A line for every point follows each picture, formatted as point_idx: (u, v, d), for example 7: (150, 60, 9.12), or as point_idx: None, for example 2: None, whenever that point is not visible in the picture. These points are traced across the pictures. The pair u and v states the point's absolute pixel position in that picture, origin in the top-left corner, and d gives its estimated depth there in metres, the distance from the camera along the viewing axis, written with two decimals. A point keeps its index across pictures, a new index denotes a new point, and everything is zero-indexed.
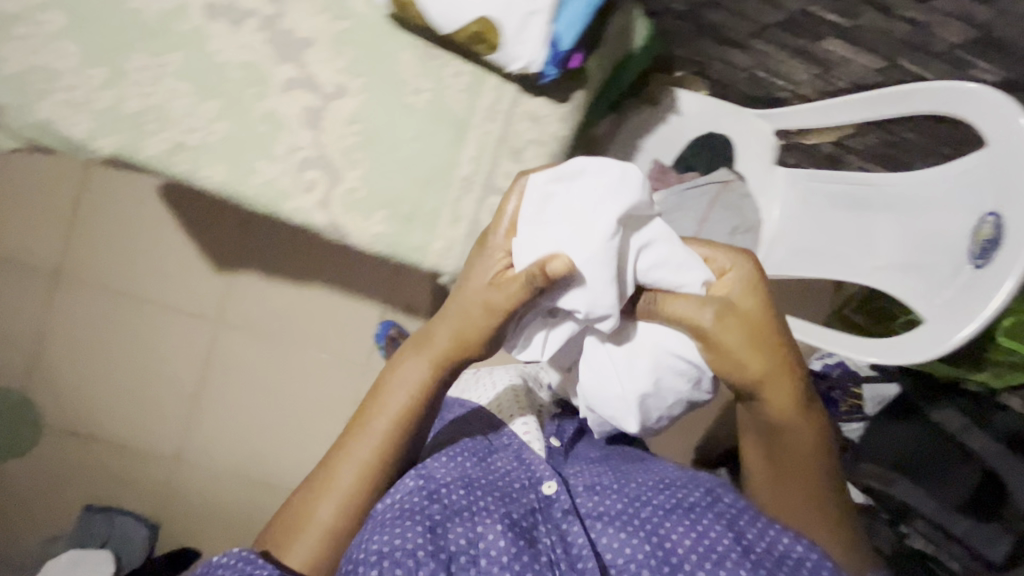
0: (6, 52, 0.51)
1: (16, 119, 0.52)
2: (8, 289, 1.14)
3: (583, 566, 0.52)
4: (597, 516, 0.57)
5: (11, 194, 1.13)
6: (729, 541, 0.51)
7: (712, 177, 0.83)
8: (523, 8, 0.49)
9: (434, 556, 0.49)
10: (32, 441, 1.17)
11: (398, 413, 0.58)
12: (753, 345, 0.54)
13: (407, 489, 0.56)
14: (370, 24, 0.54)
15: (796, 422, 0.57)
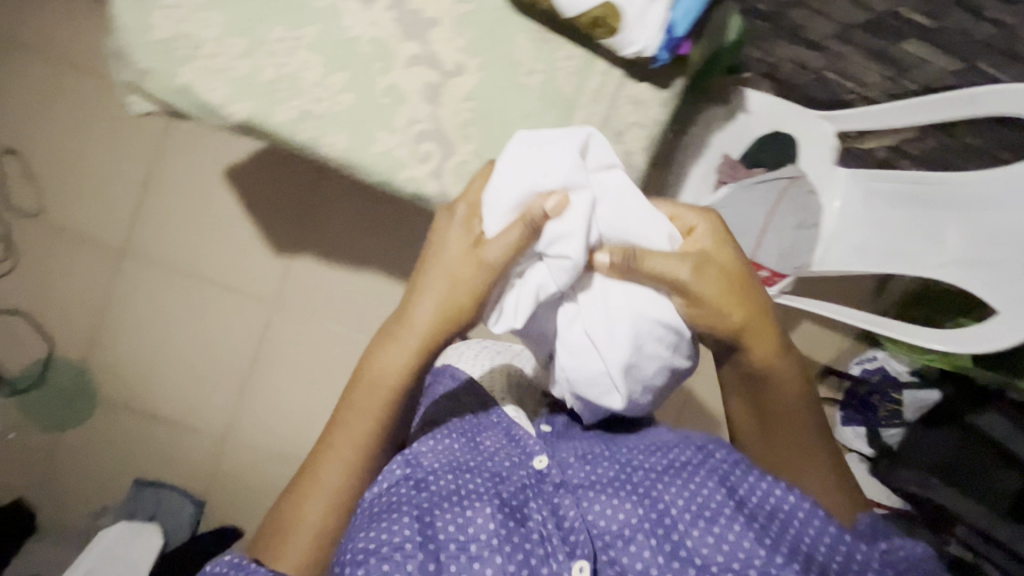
0: (156, 19, 0.55)
1: (158, 83, 0.56)
2: (75, 263, 1.17)
3: (577, 541, 0.54)
4: (589, 487, 0.57)
5: (81, 170, 1.16)
6: (722, 497, 0.52)
7: (779, 172, 0.85)
8: None
9: (421, 548, 0.50)
10: (87, 413, 1.20)
11: (381, 406, 0.59)
12: (729, 295, 0.57)
13: (394, 478, 0.57)
14: (490, 7, 0.58)
15: (775, 368, 0.61)
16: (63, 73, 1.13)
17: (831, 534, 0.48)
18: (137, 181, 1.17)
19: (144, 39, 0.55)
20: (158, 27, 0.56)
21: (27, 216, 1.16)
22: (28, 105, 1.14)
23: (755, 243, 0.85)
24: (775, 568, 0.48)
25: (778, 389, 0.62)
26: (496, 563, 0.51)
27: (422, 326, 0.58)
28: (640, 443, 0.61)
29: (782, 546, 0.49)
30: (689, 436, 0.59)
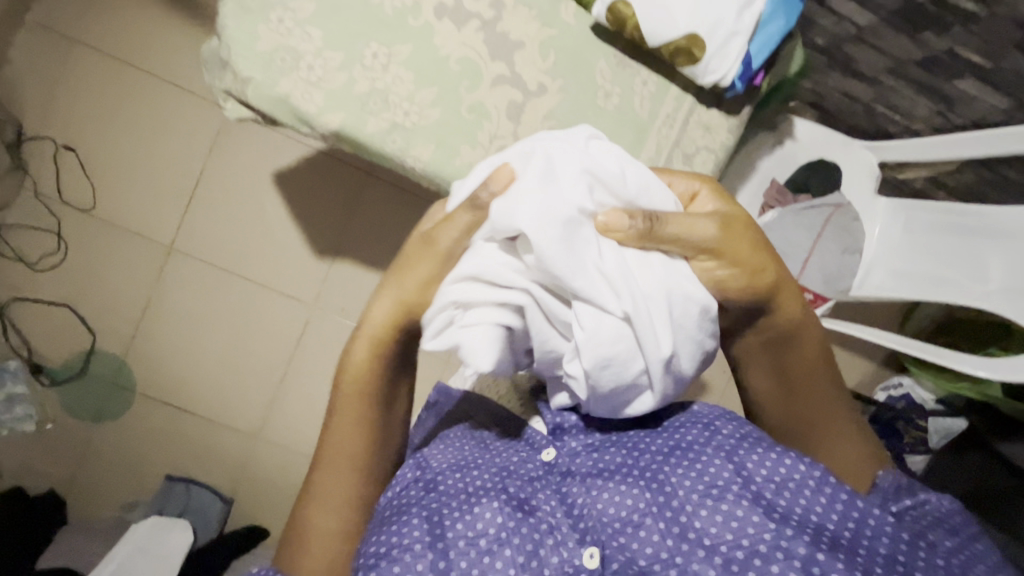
0: (262, 30, 0.58)
1: (257, 91, 0.59)
2: (122, 259, 1.20)
3: (587, 526, 0.54)
4: (597, 474, 0.56)
5: (133, 169, 1.18)
6: (729, 473, 0.52)
7: (826, 201, 0.89)
8: (729, 28, 0.57)
9: (431, 548, 0.52)
10: (124, 407, 1.21)
11: (356, 403, 0.59)
12: (755, 252, 0.52)
13: (405, 481, 0.60)
14: (573, 35, 0.63)
15: (805, 328, 0.59)
16: (120, 73, 1.16)
17: (840, 501, 0.50)
18: (186, 180, 1.19)
19: (248, 49, 0.58)
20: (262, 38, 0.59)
21: (77, 211, 1.18)
22: (83, 102, 1.16)
23: (801, 265, 0.91)
24: (785, 541, 0.48)
25: (798, 357, 0.60)
26: (506, 556, 0.52)
27: (379, 320, 0.57)
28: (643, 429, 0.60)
29: (795, 526, 0.49)
30: (696, 414, 0.59)
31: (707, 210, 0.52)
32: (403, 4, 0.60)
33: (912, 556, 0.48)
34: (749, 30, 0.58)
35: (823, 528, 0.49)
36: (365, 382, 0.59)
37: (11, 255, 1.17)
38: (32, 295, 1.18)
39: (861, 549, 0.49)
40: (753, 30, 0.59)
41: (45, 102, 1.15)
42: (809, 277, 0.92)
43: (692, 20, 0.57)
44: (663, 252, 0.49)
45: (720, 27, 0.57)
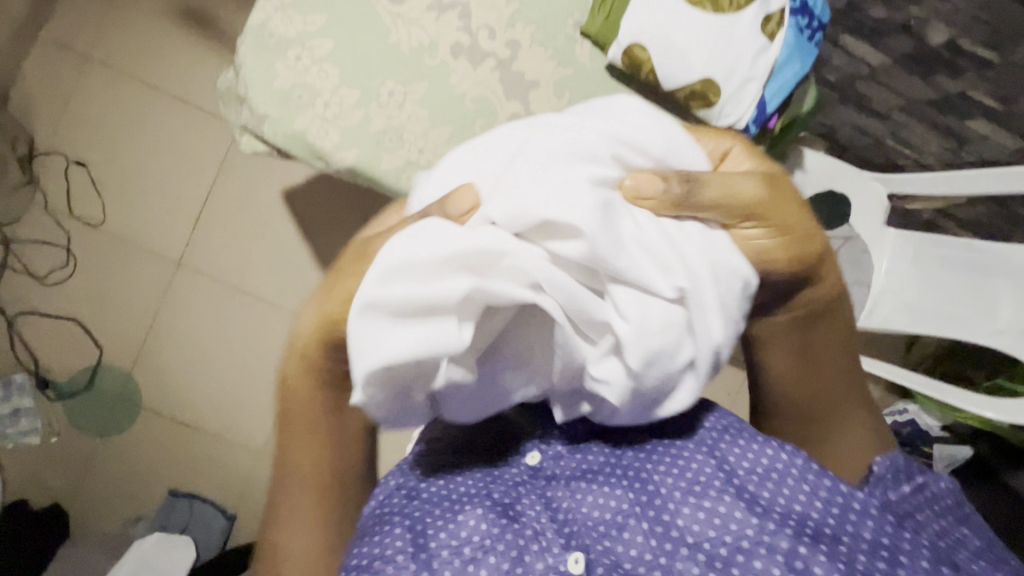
0: (280, 69, 0.60)
1: (274, 128, 0.60)
2: (130, 273, 1.20)
3: (573, 531, 0.51)
4: (580, 475, 0.54)
5: (142, 184, 1.19)
6: (711, 469, 0.51)
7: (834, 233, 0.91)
8: (744, 75, 0.59)
9: (413, 558, 0.50)
10: (128, 421, 1.21)
11: (305, 423, 0.53)
12: (796, 216, 0.47)
13: (388, 491, 0.56)
14: (586, 74, 0.63)
15: (831, 309, 0.53)
16: (133, 90, 1.17)
17: (824, 487, 0.49)
18: (196, 196, 1.20)
19: (270, 88, 0.59)
20: (283, 78, 0.60)
21: (86, 225, 1.19)
22: (96, 117, 1.17)
23: None
24: (768, 536, 0.47)
25: (824, 341, 0.54)
26: (490, 564, 0.49)
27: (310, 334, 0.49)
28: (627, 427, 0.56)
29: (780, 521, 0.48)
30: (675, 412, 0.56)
31: (745, 169, 0.47)
32: (420, 43, 0.61)
33: (897, 540, 0.47)
34: (765, 75, 0.60)
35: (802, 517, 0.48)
36: (309, 401, 0.52)
37: (20, 268, 1.17)
38: (41, 309, 1.19)
39: (844, 539, 0.48)
40: (769, 76, 0.60)
41: (58, 117, 1.16)
42: None
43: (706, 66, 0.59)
44: (698, 220, 0.44)
45: (735, 74, 0.59)
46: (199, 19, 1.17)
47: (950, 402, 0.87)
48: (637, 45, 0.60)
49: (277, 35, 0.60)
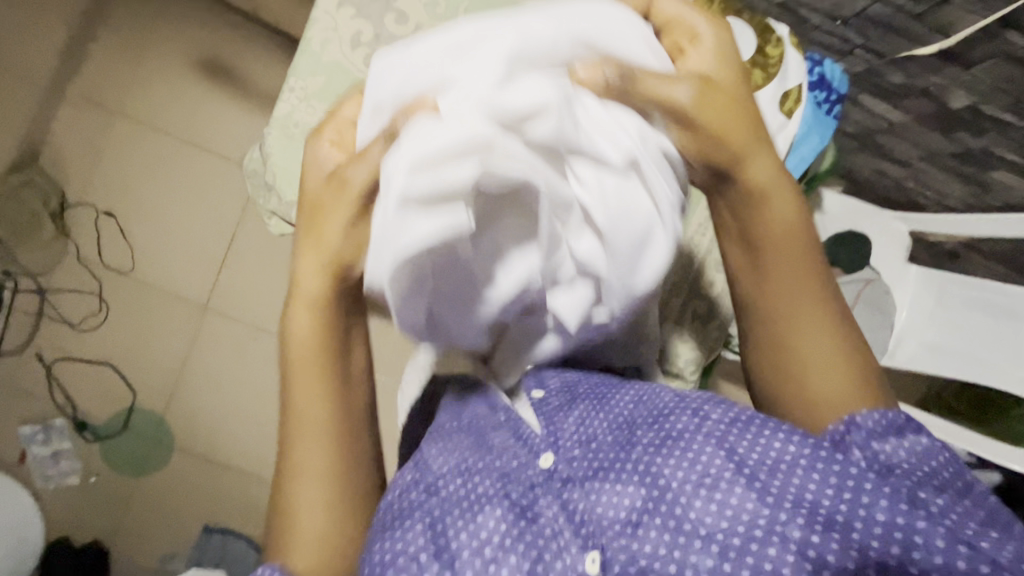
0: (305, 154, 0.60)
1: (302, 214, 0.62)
2: (158, 317, 1.24)
3: (590, 532, 0.44)
4: (591, 476, 0.46)
5: (168, 230, 1.22)
6: (721, 460, 0.42)
7: (857, 276, 0.90)
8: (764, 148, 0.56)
9: (435, 558, 0.46)
10: (163, 459, 1.25)
11: (317, 377, 0.50)
12: (732, 118, 0.45)
13: (404, 484, 0.52)
14: None
15: (787, 200, 0.47)
16: (158, 140, 1.21)
17: (834, 472, 0.39)
18: (219, 241, 1.23)
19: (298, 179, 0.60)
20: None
21: (116, 272, 1.22)
22: (123, 168, 1.21)
23: None
24: (780, 525, 0.39)
25: (769, 229, 0.47)
26: (512, 563, 0.44)
27: (317, 279, 0.48)
28: (644, 403, 0.49)
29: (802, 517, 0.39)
30: (683, 397, 0.48)
31: (692, 69, 0.46)
32: None
33: (914, 519, 0.37)
34: (786, 147, 0.56)
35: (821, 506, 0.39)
36: (326, 342, 0.50)
37: (56, 316, 1.22)
38: (76, 354, 1.23)
39: (858, 524, 0.38)
40: (791, 146, 0.57)
41: (87, 170, 1.20)
42: None
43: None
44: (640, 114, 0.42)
45: None
46: (220, 70, 1.21)
47: (983, 455, 0.86)
48: None
49: (303, 127, 0.60)
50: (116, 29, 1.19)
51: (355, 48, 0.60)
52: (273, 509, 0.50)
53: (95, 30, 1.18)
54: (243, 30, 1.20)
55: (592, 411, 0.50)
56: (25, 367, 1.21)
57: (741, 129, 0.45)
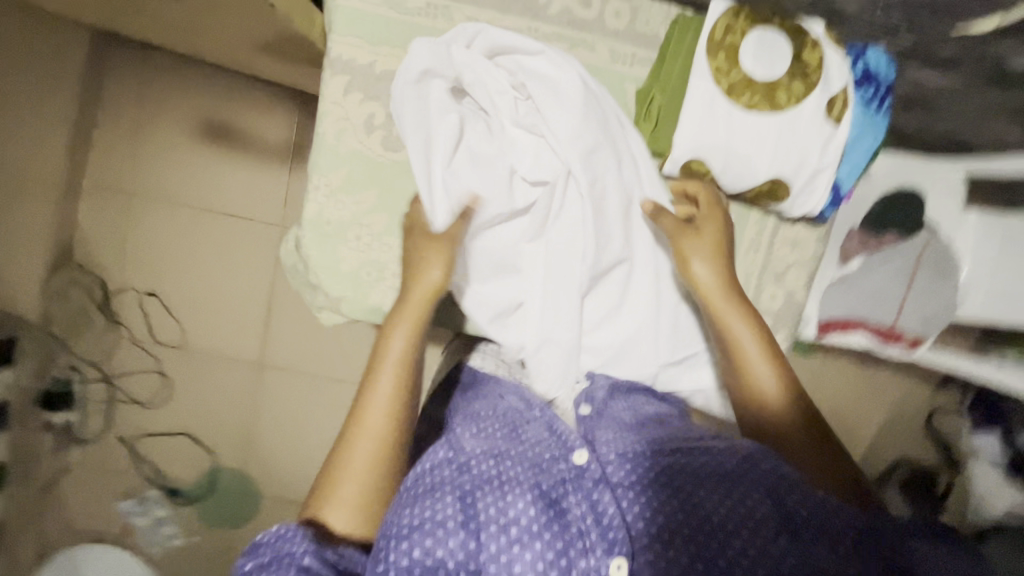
0: (343, 252, 0.76)
1: (350, 306, 0.77)
2: (219, 380, 1.28)
3: (615, 536, 0.56)
4: (631, 487, 0.60)
5: (207, 296, 1.25)
6: (766, 507, 0.56)
7: (911, 242, 0.87)
8: (813, 169, 0.69)
9: (464, 526, 0.56)
10: (255, 511, 1.31)
11: (399, 369, 0.65)
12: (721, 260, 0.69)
13: (436, 459, 0.62)
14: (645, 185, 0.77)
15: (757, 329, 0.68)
16: (182, 213, 1.22)
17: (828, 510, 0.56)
18: (259, 301, 1.25)
19: (338, 271, 0.76)
20: (346, 261, 0.76)
21: (170, 347, 1.26)
22: (154, 247, 1.23)
23: (896, 309, 0.88)
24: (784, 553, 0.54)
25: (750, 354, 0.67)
26: (535, 548, 0.55)
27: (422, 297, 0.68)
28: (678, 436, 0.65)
29: (791, 548, 0.54)
30: (737, 444, 0.63)
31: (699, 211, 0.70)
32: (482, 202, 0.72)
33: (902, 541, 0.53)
34: (834, 164, 0.70)
35: (812, 535, 0.55)
36: (409, 346, 0.67)
37: (126, 398, 1.27)
38: (152, 429, 1.29)
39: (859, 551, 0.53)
40: (839, 163, 0.70)
41: (121, 255, 1.23)
42: (906, 318, 0.89)
43: (773, 168, 0.69)
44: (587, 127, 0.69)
45: (805, 169, 0.69)
46: (226, 132, 1.20)
47: None
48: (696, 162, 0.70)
49: (333, 222, 0.75)
50: (117, 111, 1.19)
51: (370, 132, 0.75)
52: (331, 463, 0.63)
53: (95, 118, 1.18)
54: (236, 87, 1.18)
55: (641, 440, 0.64)
56: (108, 448, 1.28)
57: (724, 268, 0.69)
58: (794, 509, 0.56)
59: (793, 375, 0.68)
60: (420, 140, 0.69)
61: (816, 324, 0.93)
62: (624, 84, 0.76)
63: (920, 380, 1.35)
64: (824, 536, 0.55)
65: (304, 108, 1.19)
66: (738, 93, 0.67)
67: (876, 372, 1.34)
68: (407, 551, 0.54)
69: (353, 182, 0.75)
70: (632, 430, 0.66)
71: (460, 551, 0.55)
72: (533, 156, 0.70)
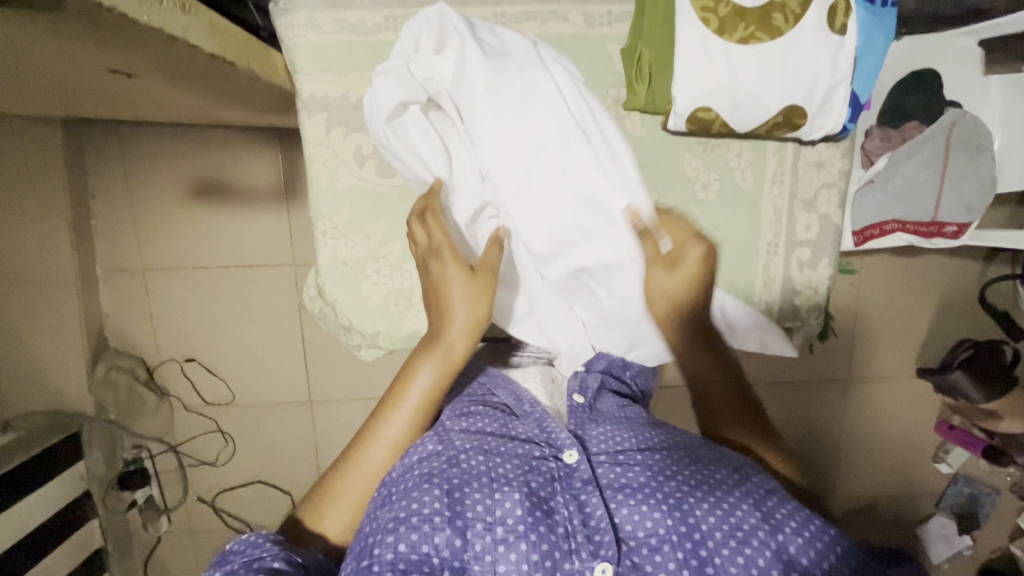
0: (368, 287, 0.79)
1: (389, 335, 0.81)
2: (279, 427, 1.31)
3: (601, 538, 0.60)
4: (617, 488, 0.64)
5: (241, 351, 1.26)
6: (754, 519, 0.59)
7: (939, 125, 0.81)
8: (829, 84, 0.64)
9: (450, 522, 0.59)
10: None
11: (422, 410, 0.71)
12: (694, 282, 0.71)
13: (426, 453, 0.66)
14: (647, 145, 0.76)
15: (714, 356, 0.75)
16: (198, 279, 1.22)
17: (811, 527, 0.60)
18: (295, 345, 1.27)
19: (367, 308, 0.79)
20: (372, 296, 0.79)
21: (224, 406, 1.29)
22: (180, 318, 1.24)
23: (934, 202, 0.84)
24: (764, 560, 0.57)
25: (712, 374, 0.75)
26: (522, 548, 0.58)
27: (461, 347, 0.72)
28: (670, 442, 0.70)
29: (775, 557, 0.57)
30: (724, 455, 0.68)
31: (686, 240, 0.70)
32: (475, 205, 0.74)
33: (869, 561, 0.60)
34: (850, 74, 0.64)
35: (797, 549, 0.58)
36: (431, 384, 0.71)
37: (195, 462, 1.31)
38: (229, 485, 1.33)
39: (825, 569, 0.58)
40: (854, 72, 0.65)
41: (153, 332, 1.24)
42: (946, 207, 0.85)
43: (785, 97, 0.64)
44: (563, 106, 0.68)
45: (818, 88, 0.64)
46: (216, 188, 1.18)
47: None
48: (701, 108, 0.66)
49: (350, 260, 0.77)
50: (107, 193, 1.17)
51: (361, 163, 0.76)
52: (331, 475, 0.69)
53: (90, 208, 1.18)
54: (214, 140, 1.15)
55: (628, 438, 0.69)
56: (195, 511, 1.34)
57: (695, 286, 0.71)
58: (782, 524, 0.60)
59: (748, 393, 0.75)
60: (411, 160, 0.73)
61: (853, 235, 0.88)
62: (607, 46, 0.74)
63: (966, 258, 1.30)
64: (809, 549, 0.58)
65: (284, 145, 1.16)
66: (731, 29, 0.62)
67: (921, 262, 1.30)
68: (393, 544, 0.58)
69: (358, 218, 0.77)
70: (621, 429, 0.71)
71: (446, 547, 0.58)
72: (502, 143, 0.69)
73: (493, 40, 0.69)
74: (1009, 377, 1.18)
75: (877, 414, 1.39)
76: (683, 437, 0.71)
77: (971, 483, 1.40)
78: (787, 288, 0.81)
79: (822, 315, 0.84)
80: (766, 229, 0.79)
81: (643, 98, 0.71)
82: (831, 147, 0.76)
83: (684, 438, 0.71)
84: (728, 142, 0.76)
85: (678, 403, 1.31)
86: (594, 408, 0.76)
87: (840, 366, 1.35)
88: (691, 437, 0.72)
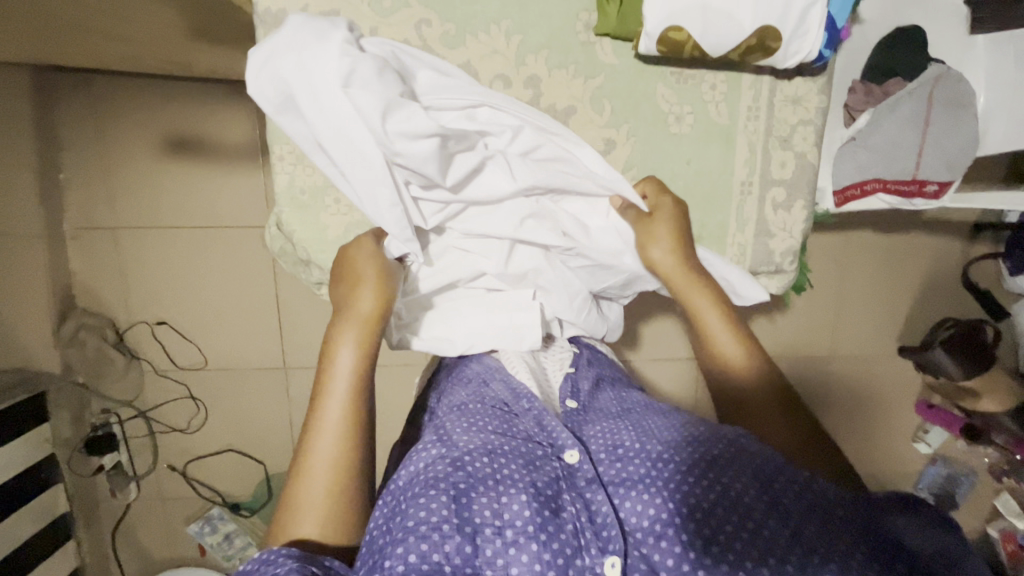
0: (327, 217, 0.77)
1: None
2: (252, 389, 1.28)
3: (608, 534, 0.56)
4: (619, 482, 0.60)
5: (211, 312, 1.23)
6: (756, 492, 0.55)
7: (923, 79, 0.83)
8: (807, 4, 0.64)
9: (459, 530, 0.54)
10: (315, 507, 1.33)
11: (349, 386, 0.66)
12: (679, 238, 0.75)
13: (430, 458, 0.61)
14: (620, 70, 0.75)
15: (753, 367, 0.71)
16: (168, 239, 1.19)
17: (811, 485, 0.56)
18: (270, 310, 1.24)
19: (327, 239, 0.77)
20: (332, 228, 0.78)
21: (194, 370, 1.26)
22: (148, 278, 1.21)
23: (916, 158, 0.84)
24: (769, 540, 0.52)
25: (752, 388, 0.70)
26: (532, 549, 0.54)
27: (370, 311, 0.69)
28: (668, 427, 0.66)
29: (780, 526, 0.53)
30: (723, 431, 0.65)
31: (662, 201, 0.76)
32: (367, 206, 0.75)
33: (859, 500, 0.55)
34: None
35: (802, 511, 0.54)
36: (352, 363, 0.66)
37: (165, 428, 1.29)
38: (199, 452, 1.31)
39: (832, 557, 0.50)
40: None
41: (121, 291, 1.21)
42: (928, 165, 0.85)
43: (758, 18, 0.64)
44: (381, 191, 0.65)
45: (794, 9, 0.64)
46: (185, 143, 1.14)
47: None
48: (674, 28, 0.65)
49: (308, 188, 0.76)
50: (76, 147, 1.14)
51: None
52: (291, 488, 0.61)
53: (58, 162, 1.14)
54: (182, 89, 1.12)
55: (622, 428, 0.67)
56: (164, 479, 1.31)
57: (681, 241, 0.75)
58: (782, 493, 0.55)
59: (783, 390, 0.69)
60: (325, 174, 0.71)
61: (833, 196, 0.88)
62: None
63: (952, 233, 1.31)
64: (814, 508, 0.54)
65: None
66: None
67: (906, 237, 1.29)
68: (402, 556, 0.52)
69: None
70: (619, 423, 0.68)
71: (456, 555, 0.53)
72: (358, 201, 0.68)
73: (313, 90, 0.61)
74: (988, 356, 1.17)
75: (858, 393, 1.39)
76: (680, 420, 0.68)
77: (950, 464, 1.40)
78: (761, 230, 0.80)
79: (798, 261, 0.83)
80: (741, 167, 0.78)
81: (622, 20, 0.71)
82: (808, 81, 0.76)
83: (682, 421, 0.68)
84: (702, 73, 0.75)
85: (660, 378, 1.29)
86: (589, 408, 0.74)
87: (821, 342, 1.34)
88: (691, 419, 0.69)
